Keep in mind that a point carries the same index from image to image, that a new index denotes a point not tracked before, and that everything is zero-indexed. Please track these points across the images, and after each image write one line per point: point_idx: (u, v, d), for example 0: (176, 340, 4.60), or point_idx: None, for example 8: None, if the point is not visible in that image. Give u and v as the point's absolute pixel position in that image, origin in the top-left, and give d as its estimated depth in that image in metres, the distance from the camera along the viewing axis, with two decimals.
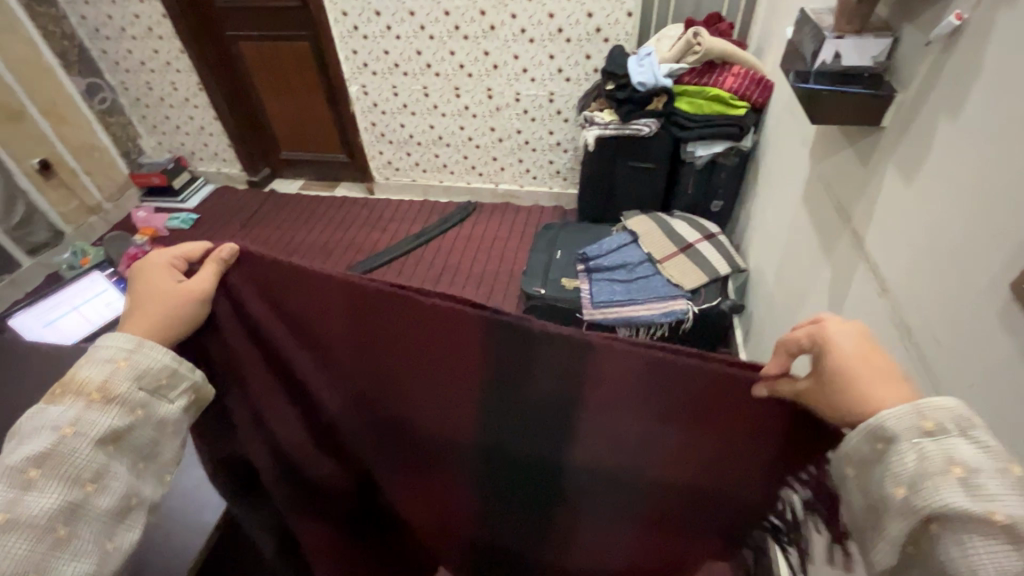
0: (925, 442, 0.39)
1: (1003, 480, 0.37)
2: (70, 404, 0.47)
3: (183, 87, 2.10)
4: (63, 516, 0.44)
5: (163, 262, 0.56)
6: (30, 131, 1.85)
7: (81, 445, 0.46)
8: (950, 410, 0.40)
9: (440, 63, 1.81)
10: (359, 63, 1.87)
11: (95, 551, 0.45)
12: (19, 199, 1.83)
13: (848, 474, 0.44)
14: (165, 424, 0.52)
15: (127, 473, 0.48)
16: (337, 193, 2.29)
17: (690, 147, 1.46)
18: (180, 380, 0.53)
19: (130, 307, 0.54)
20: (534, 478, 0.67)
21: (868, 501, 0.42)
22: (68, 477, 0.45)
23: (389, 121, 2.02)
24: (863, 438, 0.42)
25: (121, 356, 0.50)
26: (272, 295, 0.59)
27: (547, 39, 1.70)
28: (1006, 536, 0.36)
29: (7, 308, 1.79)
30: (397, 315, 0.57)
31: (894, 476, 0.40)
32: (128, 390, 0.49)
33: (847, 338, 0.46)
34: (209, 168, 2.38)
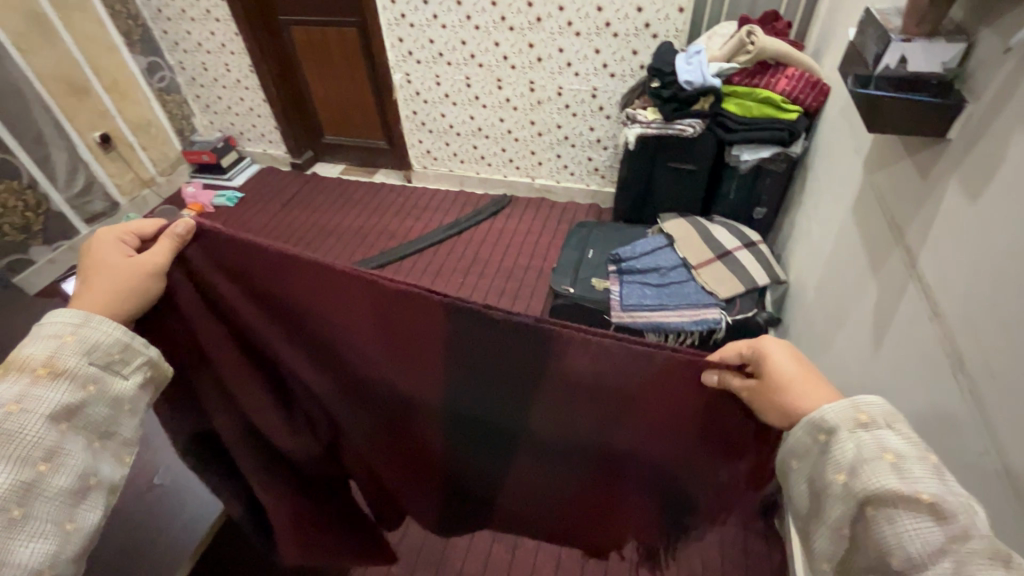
0: (857, 432, 0.45)
1: (930, 467, 0.42)
2: (14, 381, 0.49)
3: (236, 69, 2.17)
4: (16, 496, 0.46)
5: (114, 238, 0.57)
6: (93, 106, 1.95)
7: (30, 423, 0.47)
8: (880, 406, 0.46)
9: (484, 53, 1.80)
10: (404, 51, 1.88)
11: (54, 529, 0.47)
12: (80, 170, 1.93)
13: (799, 467, 0.49)
14: (120, 400, 0.54)
15: (81, 450, 0.50)
16: (375, 179, 2.33)
17: (736, 151, 1.40)
18: (131, 355, 0.55)
19: (80, 282, 0.56)
20: (493, 439, 0.73)
21: (814, 488, 0.48)
22: (17, 457, 0.47)
23: (430, 110, 2.03)
24: (807, 430, 0.48)
25: (67, 331, 0.51)
26: (237, 274, 0.63)
27: (594, 34, 1.66)
28: (933, 514, 0.40)
29: (65, 272, 1.90)
30: (358, 294, 0.62)
31: (836, 463, 0.45)
32: (77, 365, 0.51)
33: (782, 353, 0.52)
34: (256, 148, 2.45)
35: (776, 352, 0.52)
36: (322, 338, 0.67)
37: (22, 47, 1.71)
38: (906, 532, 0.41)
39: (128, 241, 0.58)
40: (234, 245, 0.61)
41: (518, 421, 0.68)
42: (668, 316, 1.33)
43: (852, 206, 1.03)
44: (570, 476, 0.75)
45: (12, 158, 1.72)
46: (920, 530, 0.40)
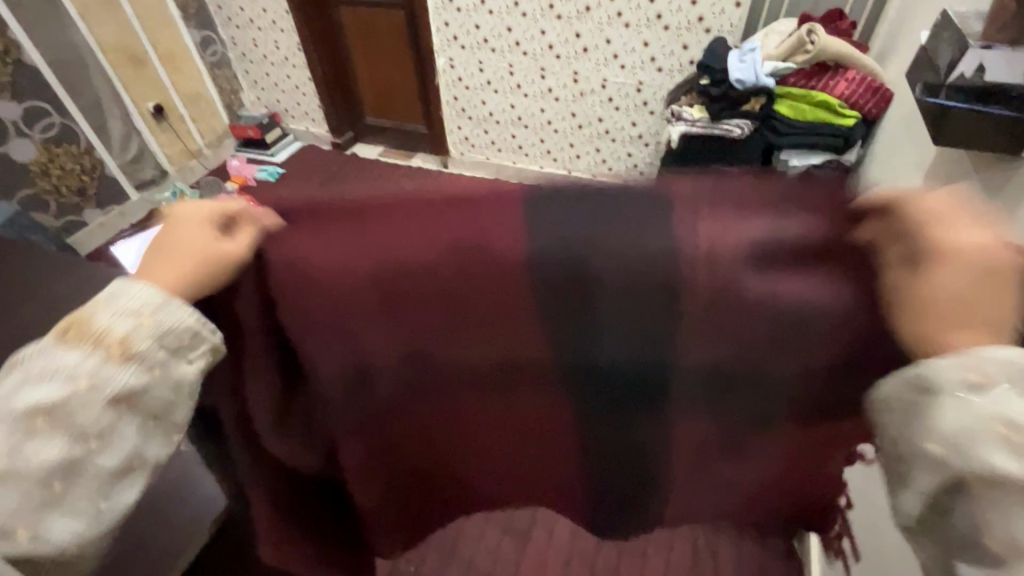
0: (969, 397, 0.33)
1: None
2: (82, 349, 0.39)
3: (284, 46, 2.21)
4: (59, 474, 0.38)
5: (204, 215, 0.43)
6: (149, 76, 2.02)
7: (82, 403, 0.38)
8: (1009, 360, 0.33)
9: (529, 41, 1.77)
10: (450, 36, 1.87)
11: (91, 512, 0.39)
12: (134, 138, 2.01)
13: (886, 418, 0.38)
14: (183, 387, 0.41)
15: (134, 433, 0.40)
16: (412, 163, 2.34)
17: (783, 155, 1.32)
18: (204, 341, 0.42)
19: (147, 256, 0.43)
20: (617, 437, 0.53)
21: (903, 449, 0.37)
22: (71, 433, 0.38)
23: (471, 97, 2.02)
24: (904, 379, 0.37)
25: (144, 310, 0.39)
26: (225, 270, 0.43)
27: (644, 26, 1.61)
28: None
29: (116, 236, 1.99)
30: (395, 249, 0.41)
31: (934, 431, 0.34)
32: (148, 348, 0.39)
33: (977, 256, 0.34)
34: (300, 126, 2.49)
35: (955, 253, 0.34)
36: (409, 387, 0.50)
37: (86, 17, 1.77)
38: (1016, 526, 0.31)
39: (215, 217, 0.43)
40: (208, 227, 0.43)
41: (639, 450, 0.54)
42: None
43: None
44: (655, 497, 0.61)
45: (72, 122, 1.80)
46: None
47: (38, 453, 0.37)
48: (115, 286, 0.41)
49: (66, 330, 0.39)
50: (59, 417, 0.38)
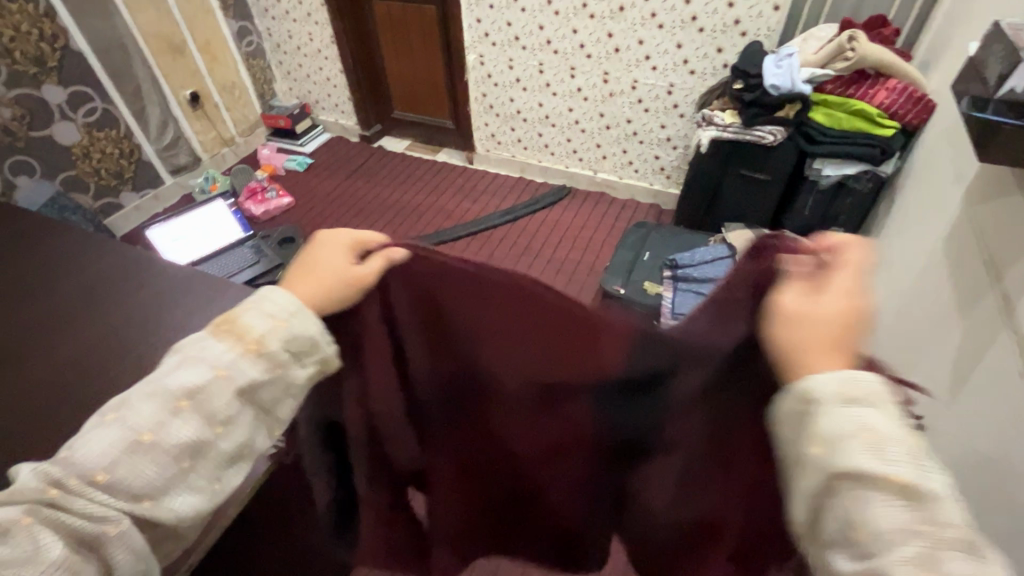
0: (842, 407, 0.40)
1: (920, 472, 0.37)
2: (228, 346, 0.49)
3: (318, 39, 2.24)
4: (190, 451, 0.45)
5: (348, 244, 0.55)
6: (187, 65, 2.07)
7: (220, 393, 0.47)
8: (871, 384, 0.41)
9: (561, 40, 1.77)
10: (481, 32, 1.87)
11: (210, 489, 0.47)
12: (170, 124, 2.07)
13: (783, 436, 0.44)
14: (297, 387, 0.51)
15: (251, 424, 0.49)
16: (438, 158, 2.35)
17: (817, 164, 1.31)
18: (318, 350, 0.52)
19: (292, 270, 0.55)
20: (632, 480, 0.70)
21: (796, 456, 0.43)
22: (205, 416, 0.46)
23: (499, 94, 2.02)
24: (792, 397, 0.43)
25: (283, 314, 0.50)
26: (425, 305, 0.60)
27: (678, 27, 1.59)
28: (904, 497, 0.37)
29: (150, 220, 2.06)
30: (530, 315, 0.58)
31: (815, 434, 0.40)
32: (277, 349, 0.49)
33: (834, 297, 0.45)
34: (329, 117, 2.52)
35: (827, 296, 0.45)
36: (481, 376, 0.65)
37: (130, 5, 1.82)
38: (872, 518, 0.37)
39: (357, 249, 0.55)
40: (426, 274, 0.58)
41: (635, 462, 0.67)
42: None
43: (933, 251, 0.98)
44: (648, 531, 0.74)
45: (112, 107, 1.86)
46: (891, 518, 0.36)
47: (179, 429, 0.45)
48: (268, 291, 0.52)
49: (219, 326, 0.50)
50: (201, 402, 0.46)
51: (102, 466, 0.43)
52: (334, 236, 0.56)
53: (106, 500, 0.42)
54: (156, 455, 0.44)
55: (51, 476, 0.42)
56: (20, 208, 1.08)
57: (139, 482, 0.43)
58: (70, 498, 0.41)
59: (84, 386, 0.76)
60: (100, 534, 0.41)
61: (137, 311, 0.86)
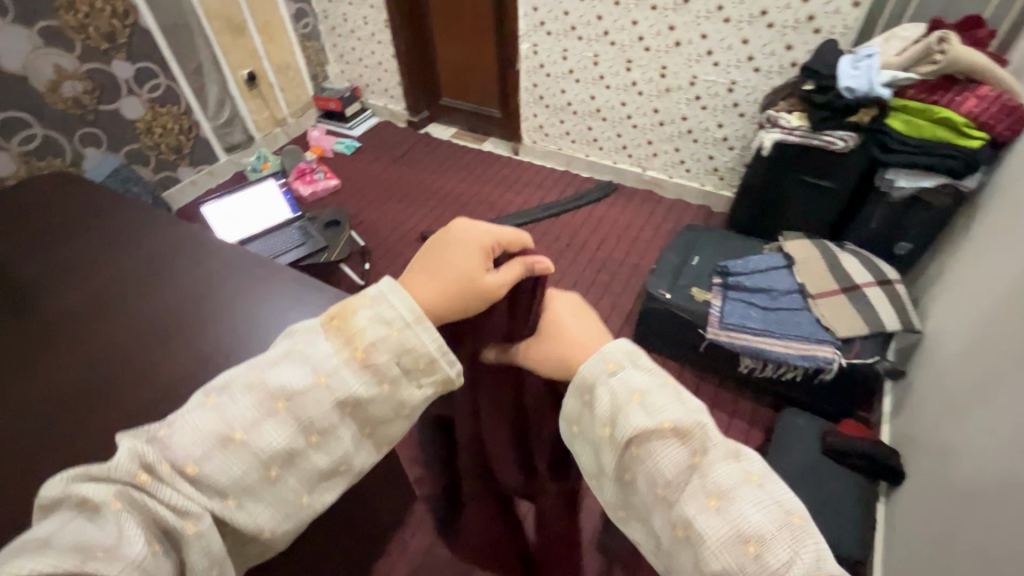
0: (605, 382, 0.45)
1: (672, 404, 0.42)
2: (335, 352, 0.50)
3: (372, 22, 2.24)
4: (282, 457, 0.47)
5: (485, 246, 0.52)
6: (246, 45, 2.11)
7: (318, 401, 0.48)
8: (622, 351, 0.46)
9: (619, 31, 1.71)
10: (537, 21, 1.83)
11: (290, 500, 0.49)
12: (227, 103, 2.12)
13: (582, 430, 0.47)
14: (402, 406, 0.52)
15: (347, 441, 0.51)
16: (484, 147, 2.33)
17: (890, 174, 1.23)
18: (437, 369, 0.51)
19: (421, 268, 0.54)
20: None
21: (591, 444, 0.46)
22: (302, 424, 0.48)
23: (551, 85, 1.98)
24: (574, 397, 0.47)
25: (397, 325, 0.50)
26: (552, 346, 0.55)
27: (745, 22, 1.51)
28: (679, 438, 0.41)
29: (204, 196, 2.13)
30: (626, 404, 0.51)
31: (601, 418, 0.44)
32: (385, 363, 0.50)
33: (565, 301, 0.58)
34: (378, 102, 2.54)
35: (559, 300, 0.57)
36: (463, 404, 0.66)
37: None
38: (660, 466, 0.40)
39: (491, 248, 0.53)
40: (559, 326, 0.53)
41: None
42: (771, 343, 1.22)
43: (1017, 279, 0.90)
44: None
45: (174, 84, 1.92)
46: (670, 461, 0.40)
47: (273, 434, 0.47)
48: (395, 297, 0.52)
49: (334, 322, 0.51)
50: (301, 409, 0.48)
51: (195, 458, 0.45)
52: (471, 231, 0.53)
53: (195, 494, 0.44)
54: (244, 456, 0.46)
55: (146, 459, 0.43)
56: (86, 180, 1.12)
57: (230, 480, 0.45)
58: (162, 486, 0.43)
59: (144, 359, 0.78)
60: (181, 529, 0.42)
61: (188, 289, 0.88)
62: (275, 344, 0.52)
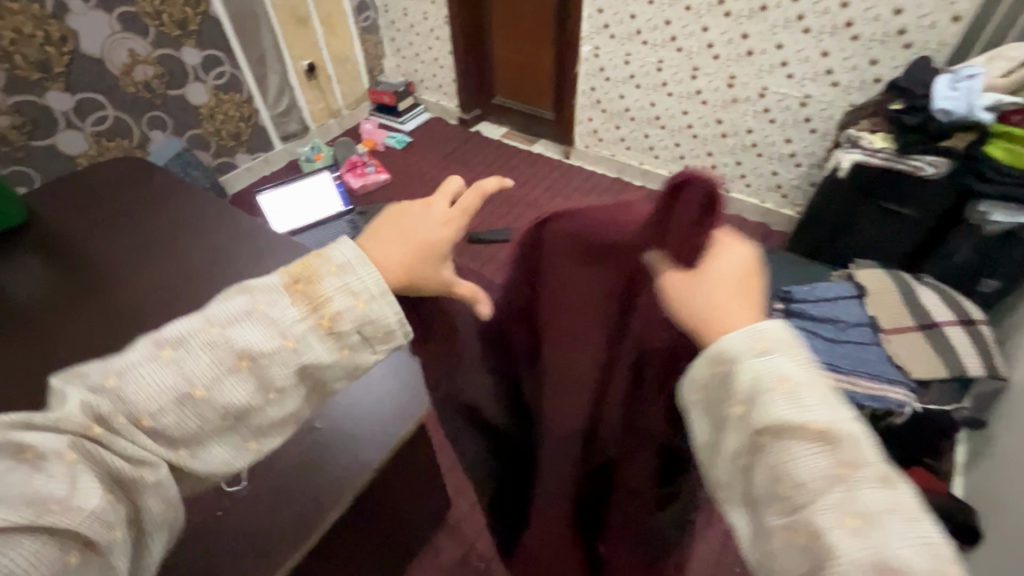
0: (751, 364, 0.40)
1: (829, 414, 0.39)
2: (297, 313, 0.48)
3: (432, 18, 2.23)
4: (235, 412, 0.46)
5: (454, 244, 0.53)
6: (308, 36, 2.14)
7: (281, 364, 0.47)
8: (776, 335, 0.42)
9: (687, 37, 1.65)
10: (601, 23, 1.78)
11: (240, 445, 0.48)
12: (286, 93, 2.16)
13: (694, 402, 0.43)
14: (356, 370, 0.51)
15: (298, 395, 0.49)
16: (534, 149, 2.30)
17: (983, 207, 1.13)
18: (394, 339, 0.50)
19: (398, 235, 0.52)
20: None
21: (713, 420, 0.42)
22: (261, 381, 0.47)
23: (609, 89, 1.93)
24: (706, 364, 0.42)
25: (362, 297, 0.48)
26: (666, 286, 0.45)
27: (826, 33, 1.43)
28: (820, 441, 0.38)
29: (258, 183, 2.17)
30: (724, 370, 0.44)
31: (734, 396, 0.40)
32: (348, 331, 0.48)
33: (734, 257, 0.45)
34: (431, 97, 2.53)
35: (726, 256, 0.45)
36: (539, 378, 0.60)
37: None
38: (797, 469, 0.37)
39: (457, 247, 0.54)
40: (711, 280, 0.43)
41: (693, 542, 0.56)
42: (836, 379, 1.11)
43: None
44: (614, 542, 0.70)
45: (238, 72, 1.96)
46: (809, 462, 0.37)
47: (240, 390, 0.46)
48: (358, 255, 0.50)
49: (298, 285, 0.49)
50: (264, 368, 0.46)
51: (149, 410, 0.44)
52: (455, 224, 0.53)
53: (149, 443, 0.44)
54: (203, 410, 0.45)
55: (99, 412, 0.42)
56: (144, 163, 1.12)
57: (180, 430, 0.45)
58: (115, 436, 0.42)
59: None
60: (138, 478, 0.42)
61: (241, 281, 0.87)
62: (225, 298, 0.49)
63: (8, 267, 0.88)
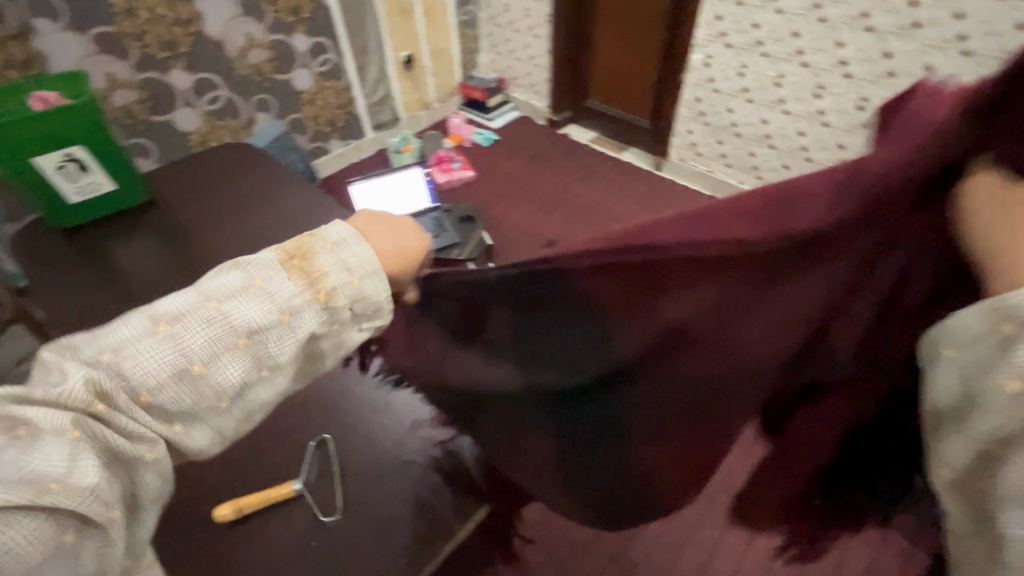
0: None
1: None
2: (297, 287, 0.44)
3: (534, 15, 2.18)
4: (232, 391, 0.42)
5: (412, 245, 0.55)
6: (410, 28, 2.15)
7: (279, 336, 0.43)
8: None
9: (816, 52, 1.50)
10: (717, 31, 1.66)
11: (233, 426, 0.44)
12: (383, 83, 2.18)
13: (943, 358, 0.33)
14: (347, 346, 0.48)
15: (293, 373, 0.46)
16: (624, 156, 2.20)
17: None
18: (382, 315, 0.49)
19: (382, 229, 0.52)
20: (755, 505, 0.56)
21: (971, 385, 0.31)
22: (257, 358, 0.43)
23: (716, 102, 1.80)
24: (980, 314, 0.31)
25: (357, 273, 0.46)
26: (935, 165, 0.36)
27: (992, 58, 1.24)
28: None
29: (348, 170, 2.22)
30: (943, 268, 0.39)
31: (1013, 365, 0.29)
32: (343, 306, 0.46)
33: None
34: (522, 95, 2.49)
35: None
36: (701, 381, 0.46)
37: None
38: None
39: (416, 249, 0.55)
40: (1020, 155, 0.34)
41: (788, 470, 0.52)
42: None
43: None
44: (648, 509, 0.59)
45: (342, 60, 2.00)
46: None
47: (231, 362, 0.42)
48: (346, 233, 0.48)
49: (294, 260, 0.46)
50: (258, 344, 0.43)
51: (149, 386, 0.39)
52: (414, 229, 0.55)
53: (148, 421, 0.39)
54: (200, 388, 0.41)
55: (101, 389, 0.38)
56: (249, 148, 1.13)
57: (175, 407, 0.40)
58: (114, 414, 0.38)
59: None
60: (136, 457, 0.39)
61: None
62: (219, 273, 0.45)
63: (127, 245, 0.92)
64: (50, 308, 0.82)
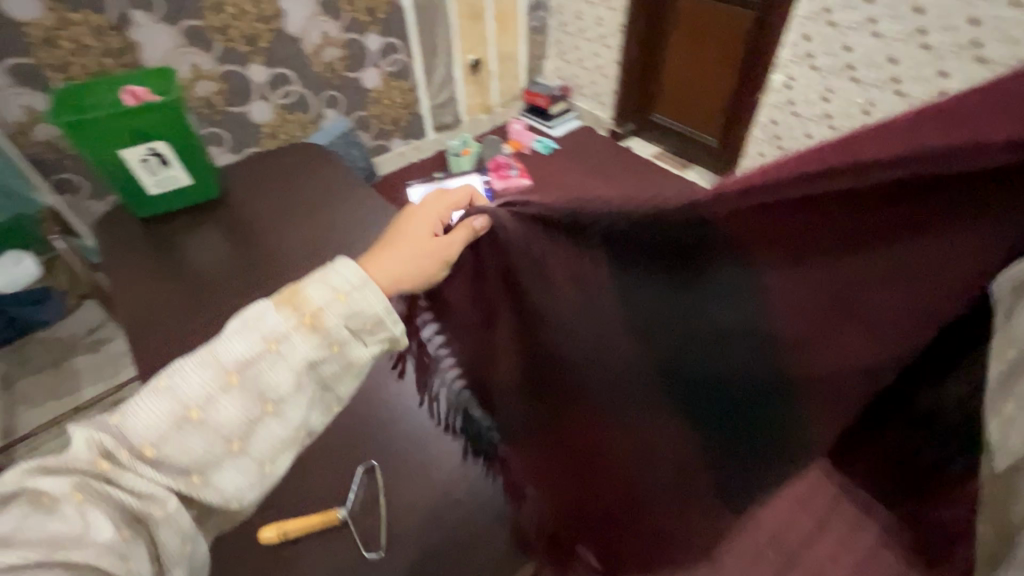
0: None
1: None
2: (285, 318, 0.49)
3: (606, 25, 2.13)
4: (240, 429, 0.45)
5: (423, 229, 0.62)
6: (480, 32, 2.14)
7: (272, 364, 0.47)
8: None
9: (914, 81, 1.38)
10: (804, 52, 1.56)
11: (254, 469, 0.46)
12: (448, 86, 2.19)
13: None
14: (352, 365, 0.51)
15: (306, 404, 0.49)
16: (687, 175, 2.12)
17: None
18: (384, 327, 0.53)
19: (382, 253, 0.61)
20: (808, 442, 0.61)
21: None
22: (256, 393, 0.46)
23: (794, 126, 1.70)
24: None
25: (343, 289, 0.52)
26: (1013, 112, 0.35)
27: None
28: None
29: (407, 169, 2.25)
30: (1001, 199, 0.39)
31: None
32: (334, 326, 0.50)
33: None
34: (585, 104, 2.44)
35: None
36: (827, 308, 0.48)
37: None
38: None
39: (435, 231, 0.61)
40: None
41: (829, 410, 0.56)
42: None
43: None
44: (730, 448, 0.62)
45: (411, 61, 2.02)
46: None
47: (227, 399, 0.45)
48: (336, 262, 0.55)
49: (279, 296, 0.51)
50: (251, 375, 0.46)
51: (151, 440, 0.42)
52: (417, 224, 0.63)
53: (155, 475, 0.42)
54: (205, 433, 0.44)
55: (105, 447, 0.41)
56: (318, 149, 1.14)
57: (185, 457, 0.43)
58: (122, 471, 0.41)
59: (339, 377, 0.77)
60: (148, 513, 0.42)
61: None
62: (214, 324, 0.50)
63: (194, 240, 0.94)
64: (119, 298, 0.84)
